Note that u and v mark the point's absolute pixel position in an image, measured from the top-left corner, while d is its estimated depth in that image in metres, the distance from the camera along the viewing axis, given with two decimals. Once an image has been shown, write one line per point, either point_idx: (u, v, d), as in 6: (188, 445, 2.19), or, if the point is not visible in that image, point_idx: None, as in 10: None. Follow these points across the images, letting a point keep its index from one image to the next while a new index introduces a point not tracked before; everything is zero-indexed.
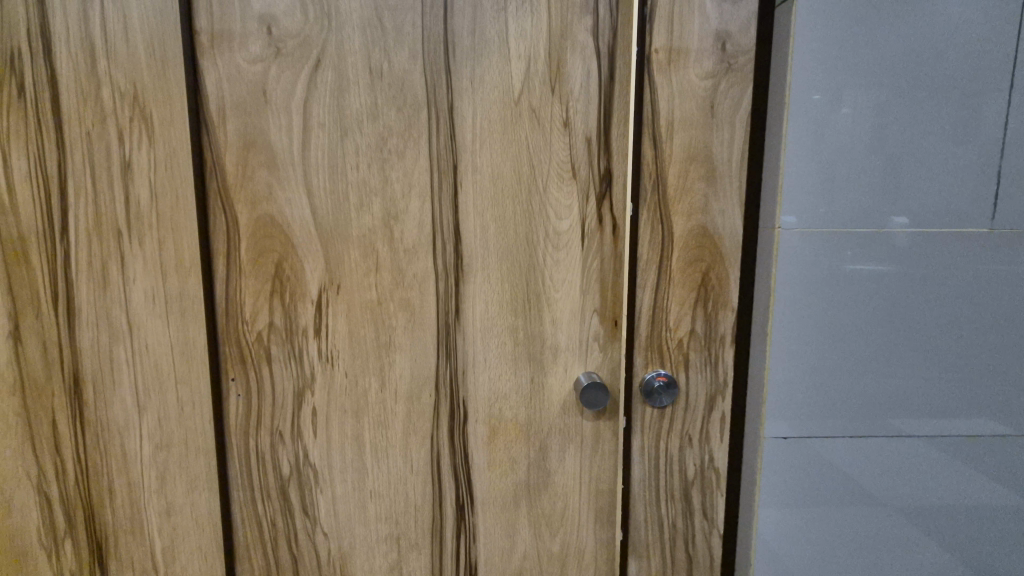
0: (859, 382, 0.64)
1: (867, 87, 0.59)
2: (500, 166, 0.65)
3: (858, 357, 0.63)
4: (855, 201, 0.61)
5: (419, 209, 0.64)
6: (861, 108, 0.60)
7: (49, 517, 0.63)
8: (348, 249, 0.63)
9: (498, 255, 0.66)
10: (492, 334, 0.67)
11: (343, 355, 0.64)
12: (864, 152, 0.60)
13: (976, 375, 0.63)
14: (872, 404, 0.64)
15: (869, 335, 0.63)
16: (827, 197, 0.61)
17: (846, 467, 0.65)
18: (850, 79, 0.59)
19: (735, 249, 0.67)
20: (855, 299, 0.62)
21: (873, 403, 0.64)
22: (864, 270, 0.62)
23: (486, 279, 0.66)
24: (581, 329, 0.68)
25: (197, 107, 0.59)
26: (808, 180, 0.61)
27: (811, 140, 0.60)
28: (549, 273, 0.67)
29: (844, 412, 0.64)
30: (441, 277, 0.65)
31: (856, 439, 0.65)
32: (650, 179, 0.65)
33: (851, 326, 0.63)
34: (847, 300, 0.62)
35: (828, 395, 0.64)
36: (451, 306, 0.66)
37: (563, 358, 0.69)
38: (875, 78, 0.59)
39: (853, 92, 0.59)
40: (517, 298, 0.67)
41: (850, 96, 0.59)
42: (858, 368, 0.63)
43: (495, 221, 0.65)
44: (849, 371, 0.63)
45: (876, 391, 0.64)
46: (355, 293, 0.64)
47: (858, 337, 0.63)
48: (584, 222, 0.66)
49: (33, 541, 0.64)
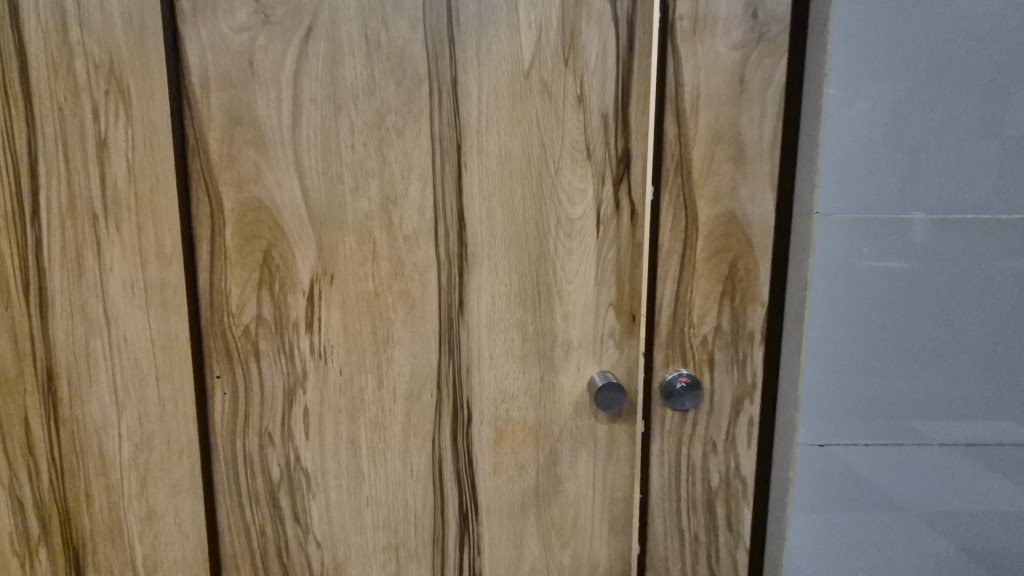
0: (877, 394, 0.59)
1: (903, 68, 0.54)
2: (508, 146, 0.59)
3: (891, 361, 0.58)
4: (872, 198, 0.56)
5: (419, 193, 0.59)
6: (896, 91, 0.54)
7: (23, 522, 0.59)
8: (342, 236, 0.58)
9: (505, 244, 0.60)
10: (498, 329, 0.62)
11: (337, 351, 0.59)
12: (883, 146, 0.55)
13: (1014, 382, 0.57)
14: (906, 413, 0.59)
15: (887, 343, 0.58)
16: (861, 186, 0.55)
17: (869, 482, 0.60)
18: (886, 58, 0.54)
19: (767, 238, 0.61)
20: (891, 298, 0.57)
21: (908, 411, 0.59)
22: (881, 269, 0.57)
23: (492, 269, 0.60)
24: (595, 324, 0.63)
25: (177, 79, 0.54)
26: (839, 168, 0.55)
27: (843, 124, 0.55)
28: (561, 263, 0.61)
29: (874, 421, 0.59)
30: (443, 268, 0.60)
31: (879, 452, 0.60)
32: (673, 160, 0.59)
33: (885, 327, 0.57)
34: (881, 298, 0.57)
35: (842, 409, 0.59)
36: (454, 299, 0.61)
37: (576, 356, 0.63)
38: (912, 58, 0.54)
39: (887, 74, 0.54)
40: (526, 290, 0.61)
41: (885, 77, 0.54)
42: (891, 373, 0.58)
43: (502, 205, 0.60)
44: (882, 376, 0.58)
45: (911, 399, 0.58)
46: (349, 284, 0.59)
47: (874, 344, 0.58)
48: (599, 208, 0.61)
49: (6, 547, 0.60)
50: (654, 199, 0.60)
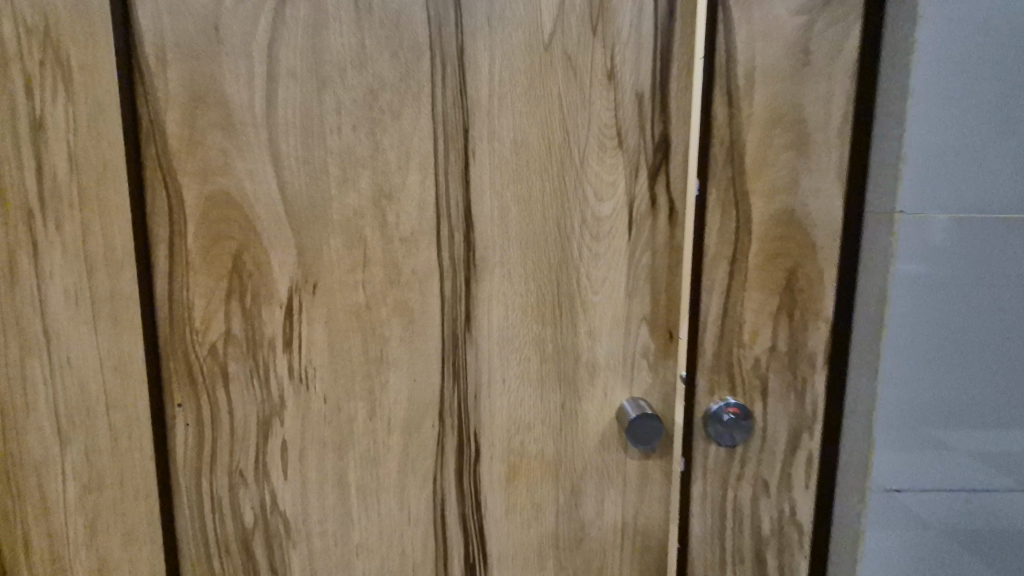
0: (955, 434, 0.49)
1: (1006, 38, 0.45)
2: (524, 130, 0.49)
3: (983, 390, 0.48)
4: (934, 207, 0.46)
5: (419, 186, 0.49)
6: (998, 66, 0.45)
7: None
8: (327, 237, 0.49)
9: (521, 247, 0.51)
10: (512, 348, 0.52)
11: (319, 374, 0.50)
12: (981, 134, 0.46)
13: None
14: (999, 452, 0.49)
15: (980, 369, 0.48)
16: (953, 182, 0.46)
17: (954, 533, 0.50)
18: (987, 26, 0.44)
19: (833, 242, 0.51)
20: (985, 315, 0.48)
21: (1000, 450, 0.49)
22: (973, 280, 0.47)
23: (505, 277, 0.51)
24: (626, 342, 0.53)
25: (126, 47, 0.45)
26: (928, 160, 0.46)
27: (935, 106, 0.45)
28: (586, 270, 0.52)
29: (961, 462, 0.50)
30: (446, 275, 0.51)
31: (957, 500, 0.50)
32: (722, 148, 0.49)
33: (977, 350, 0.48)
34: (975, 315, 0.47)
35: (898, 457, 0.49)
36: (459, 312, 0.51)
37: (603, 379, 0.54)
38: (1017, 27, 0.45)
39: (989, 45, 0.45)
40: (545, 302, 0.52)
41: (986, 49, 0.45)
42: (982, 405, 0.49)
43: (517, 202, 0.50)
44: (972, 408, 0.49)
45: (1004, 435, 0.49)
46: (336, 295, 0.49)
47: (932, 377, 0.48)
48: (632, 205, 0.51)
49: None
50: (699, 194, 0.50)
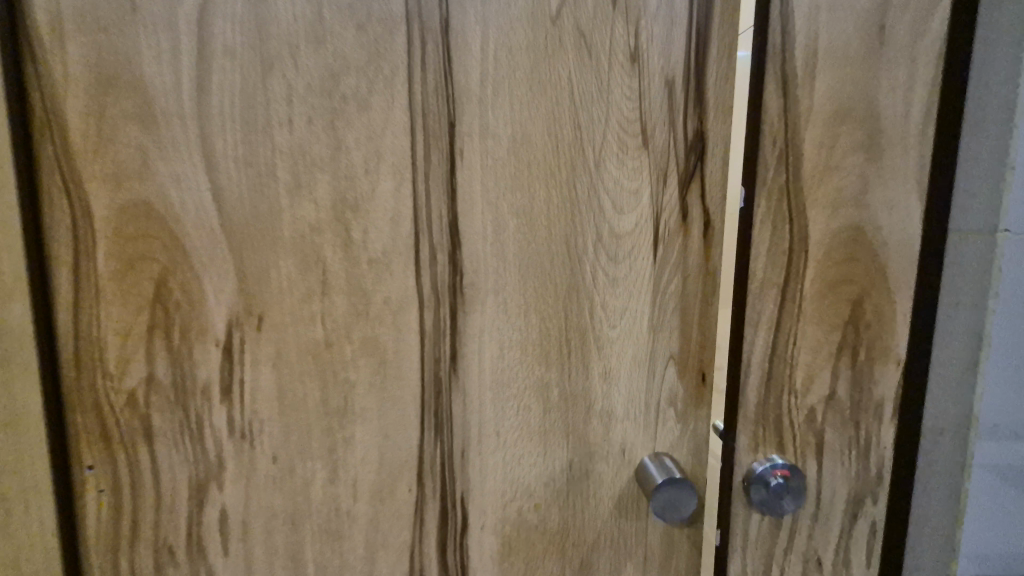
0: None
1: None
2: (524, 125, 0.39)
3: None
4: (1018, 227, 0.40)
5: (391, 194, 0.39)
6: None
7: None
8: (276, 259, 0.39)
9: (520, 270, 0.41)
10: (507, 394, 0.42)
11: (268, 427, 0.41)
12: None
13: None
14: None
15: None
16: None
17: None
18: None
19: (911, 266, 0.40)
20: None
21: None
22: None
23: (499, 308, 0.41)
24: (648, 387, 0.43)
25: (9, 12, 0.35)
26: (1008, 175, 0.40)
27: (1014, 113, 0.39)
28: (600, 299, 0.42)
29: None
30: (427, 306, 0.41)
31: None
32: (776, 148, 0.39)
33: None
34: None
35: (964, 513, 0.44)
36: (442, 351, 0.41)
37: (619, 432, 0.44)
38: None
39: None
40: (548, 339, 0.42)
41: None
42: None
43: (516, 214, 0.40)
44: None
45: None
46: (287, 330, 0.40)
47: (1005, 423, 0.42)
48: (659, 218, 0.41)
49: None
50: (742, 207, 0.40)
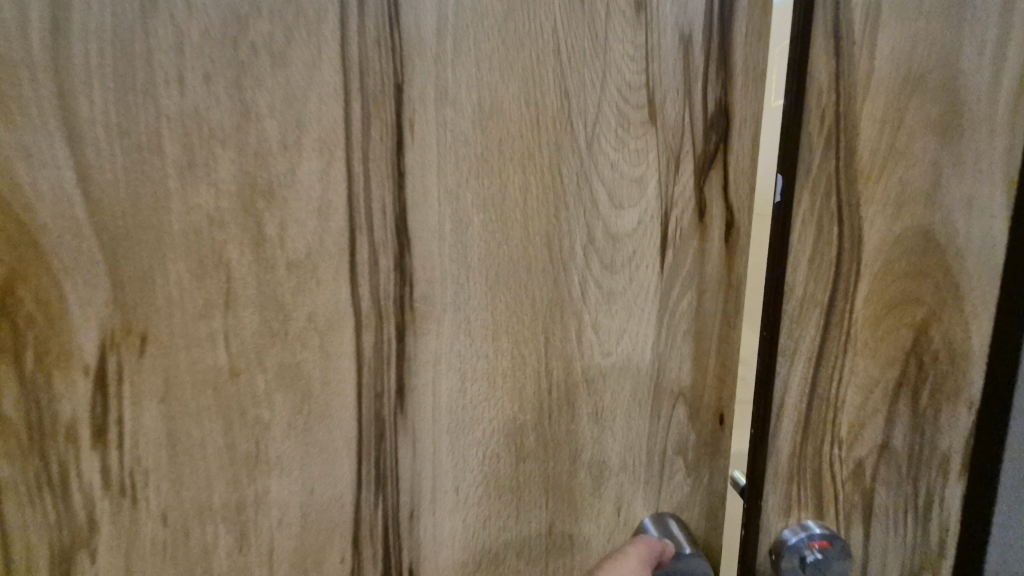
0: None
1: None
2: (495, 89, 0.30)
3: None
4: None
5: (317, 178, 0.30)
6: None
7: None
8: (164, 261, 0.30)
9: (486, 280, 0.31)
10: (470, 439, 0.33)
11: (158, 478, 0.31)
12: None
13: None
14: None
15: None
16: None
17: None
18: None
19: (993, 282, 0.31)
20: None
21: None
22: None
23: (459, 329, 0.32)
24: (650, 430, 0.34)
25: None
26: None
27: None
28: (591, 318, 0.32)
29: None
30: (365, 325, 0.31)
31: None
32: (826, 126, 0.29)
33: None
34: None
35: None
36: (386, 383, 0.32)
37: (612, 486, 0.35)
38: None
39: None
40: (524, 370, 0.33)
41: None
42: None
43: (482, 207, 0.31)
44: None
45: None
46: (181, 353, 0.30)
47: None
48: (668, 215, 0.32)
49: None
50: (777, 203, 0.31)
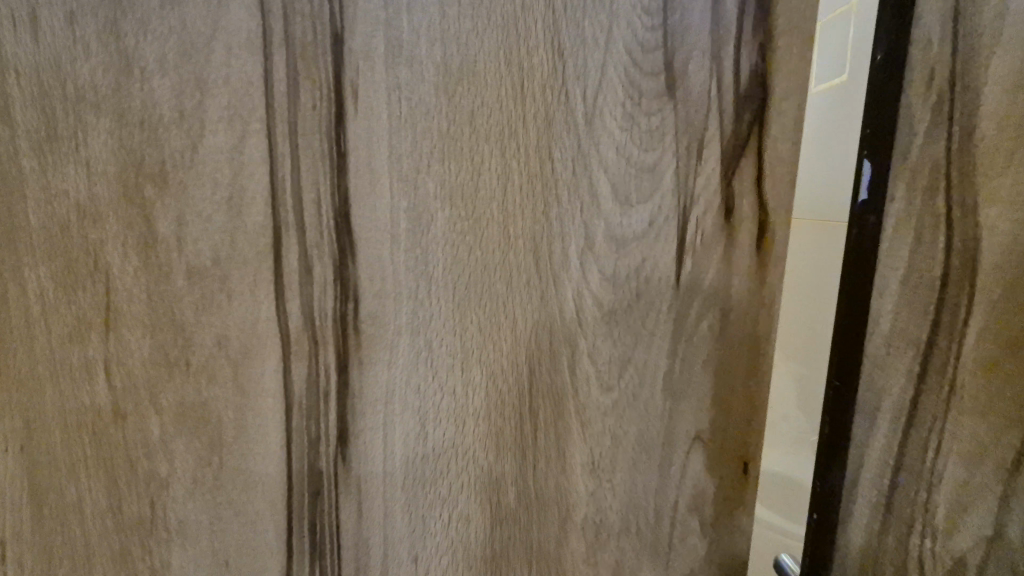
0: None
1: None
2: (466, 43, 0.22)
3: None
4: None
5: (226, 159, 0.22)
6: None
7: None
8: (20, 268, 0.22)
9: (453, 296, 0.24)
10: (433, 495, 0.26)
11: (22, 546, 0.25)
12: None
13: None
14: None
15: None
16: None
17: None
18: None
19: None
20: None
21: None
22: None
23: (418, 358, 0.25)
24: (661, 484, 0.27)
25: None
26: None
27: None
28: (588, 346, 0.25)
29: None
30: (294, 354, 0.24)
31: None
32: (934, 91, 0.24)
33: None
34: None
35: None
36: (322, 427, 0.25)
37: (610, 551, 0.28)
38: None
39: None
40: (501, 411, 0.26)
41: None
42: None
43: (448, 201, 0.23)
44: None
45: None
46: (47, 389, 0.23)
47: None
48: (688, 214, 0.25)
49: None
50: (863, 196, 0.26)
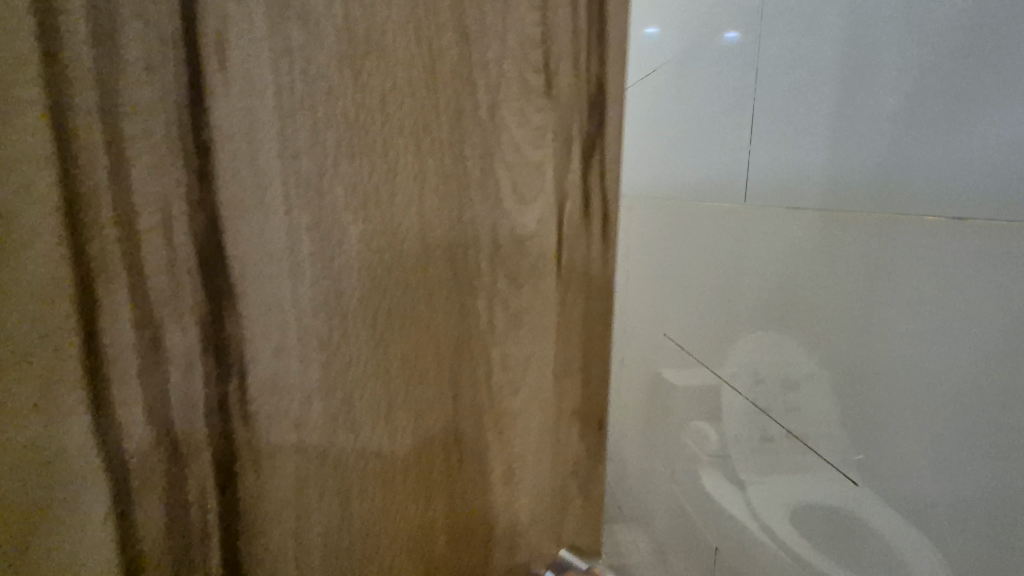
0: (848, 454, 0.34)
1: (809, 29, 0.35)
2: (371, 16, 0.19)
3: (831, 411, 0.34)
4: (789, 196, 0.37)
5: (42, 156, 0.16)
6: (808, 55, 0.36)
7: None
8: None
9: (371, 316, 0.20)
10: (357, 548, 0.22)
11: None
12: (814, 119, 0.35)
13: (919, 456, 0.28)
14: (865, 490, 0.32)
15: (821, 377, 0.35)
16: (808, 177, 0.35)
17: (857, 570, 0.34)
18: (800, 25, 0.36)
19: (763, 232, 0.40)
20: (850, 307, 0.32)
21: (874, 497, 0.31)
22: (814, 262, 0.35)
23: (334, 390, 0.20)
24: (568, 491, 0.26)
25: None
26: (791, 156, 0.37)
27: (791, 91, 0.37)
28: (501, 353, 0.23)
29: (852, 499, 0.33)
30: (159, 394, 0.18)
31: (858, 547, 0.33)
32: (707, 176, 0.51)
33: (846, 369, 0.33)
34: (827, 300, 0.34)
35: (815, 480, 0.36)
36: (207, 486, 0.19)
37: (525, 559, 0.26)
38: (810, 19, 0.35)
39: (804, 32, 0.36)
40: (429, 436, 0.23)
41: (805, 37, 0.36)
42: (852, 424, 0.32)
43: (361, 209, 0.20)
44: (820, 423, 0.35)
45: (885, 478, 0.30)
46: None
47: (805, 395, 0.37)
48: (562, 212, 0.24)
49: None
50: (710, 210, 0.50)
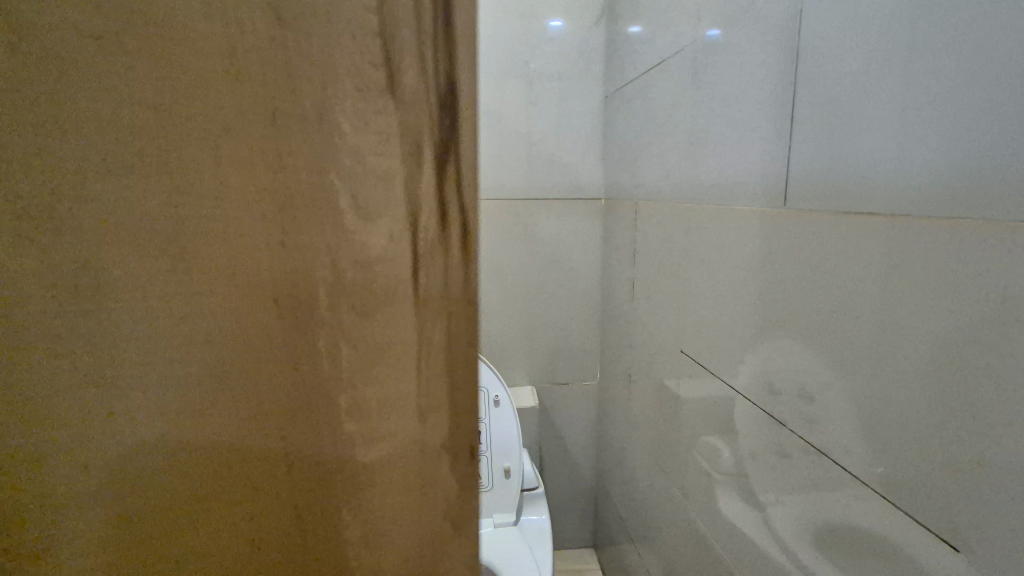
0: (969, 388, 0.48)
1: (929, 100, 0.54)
2: (195, 64, 0.24)
3: None
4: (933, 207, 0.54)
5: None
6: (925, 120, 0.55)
7: None
8: None
9: (217, 286, 0.26)
10: (208, 482, 0.28)
11: None
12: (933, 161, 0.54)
13: None
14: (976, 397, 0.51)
15: None
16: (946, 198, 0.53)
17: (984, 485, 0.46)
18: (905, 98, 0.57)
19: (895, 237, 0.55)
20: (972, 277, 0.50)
21: None
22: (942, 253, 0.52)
23: (168, 395, 0.27)
24: (401, 502, 0.31)
25: None
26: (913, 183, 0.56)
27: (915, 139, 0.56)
28: (344, 334, 0.28)
29: None
30: (18, 349, 0.25)
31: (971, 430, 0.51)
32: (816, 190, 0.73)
33: None
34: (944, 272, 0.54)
35: None
36: (53, 417, 0.26)
37: (384, 513, 0.31)
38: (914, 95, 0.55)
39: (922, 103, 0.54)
40: (266, 393, 0.28)
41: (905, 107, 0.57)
42: None
43: (175, 233, 0.25)
44: None
45: None
46: None
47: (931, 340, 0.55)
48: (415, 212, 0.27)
49: None
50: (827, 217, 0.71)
